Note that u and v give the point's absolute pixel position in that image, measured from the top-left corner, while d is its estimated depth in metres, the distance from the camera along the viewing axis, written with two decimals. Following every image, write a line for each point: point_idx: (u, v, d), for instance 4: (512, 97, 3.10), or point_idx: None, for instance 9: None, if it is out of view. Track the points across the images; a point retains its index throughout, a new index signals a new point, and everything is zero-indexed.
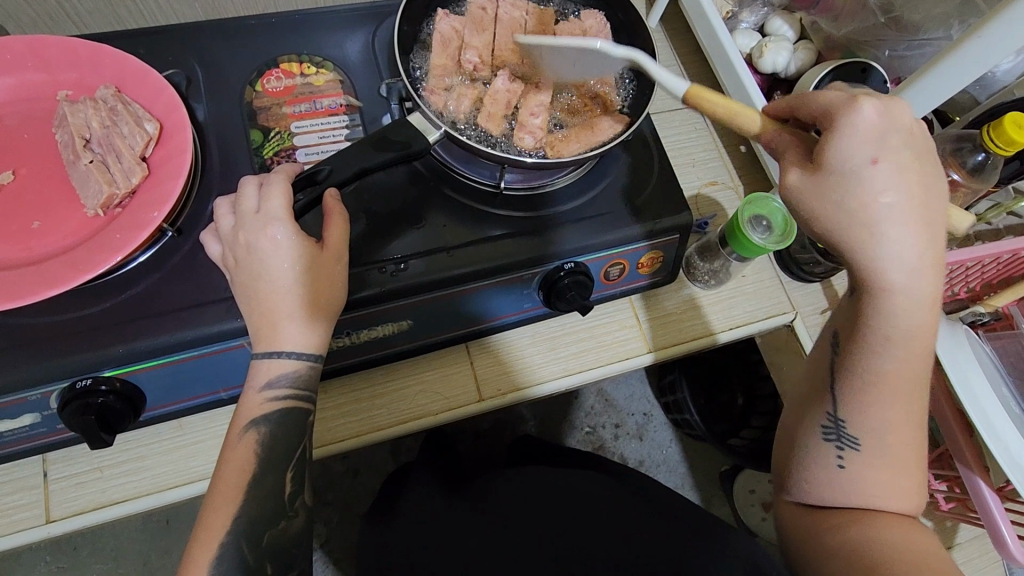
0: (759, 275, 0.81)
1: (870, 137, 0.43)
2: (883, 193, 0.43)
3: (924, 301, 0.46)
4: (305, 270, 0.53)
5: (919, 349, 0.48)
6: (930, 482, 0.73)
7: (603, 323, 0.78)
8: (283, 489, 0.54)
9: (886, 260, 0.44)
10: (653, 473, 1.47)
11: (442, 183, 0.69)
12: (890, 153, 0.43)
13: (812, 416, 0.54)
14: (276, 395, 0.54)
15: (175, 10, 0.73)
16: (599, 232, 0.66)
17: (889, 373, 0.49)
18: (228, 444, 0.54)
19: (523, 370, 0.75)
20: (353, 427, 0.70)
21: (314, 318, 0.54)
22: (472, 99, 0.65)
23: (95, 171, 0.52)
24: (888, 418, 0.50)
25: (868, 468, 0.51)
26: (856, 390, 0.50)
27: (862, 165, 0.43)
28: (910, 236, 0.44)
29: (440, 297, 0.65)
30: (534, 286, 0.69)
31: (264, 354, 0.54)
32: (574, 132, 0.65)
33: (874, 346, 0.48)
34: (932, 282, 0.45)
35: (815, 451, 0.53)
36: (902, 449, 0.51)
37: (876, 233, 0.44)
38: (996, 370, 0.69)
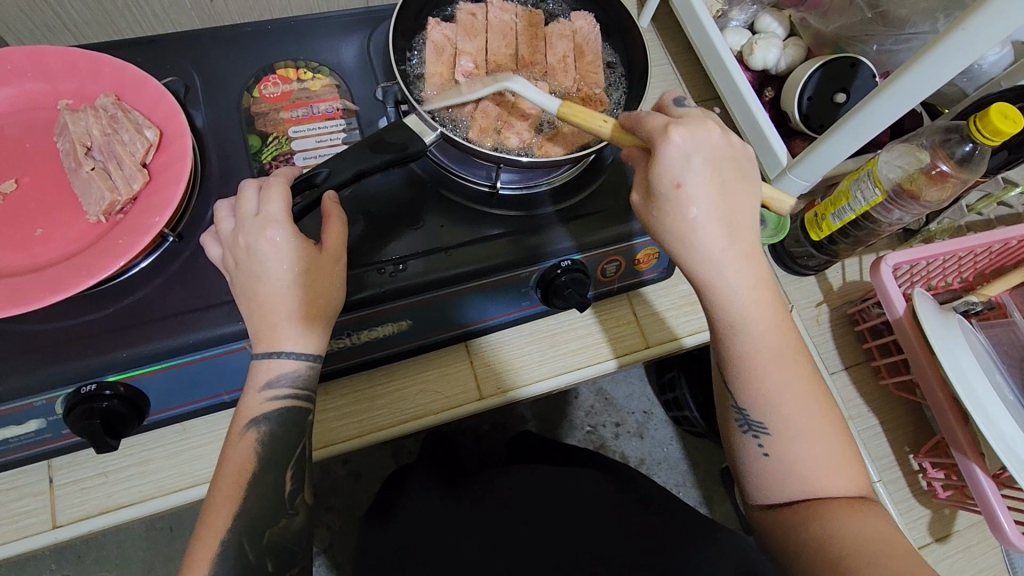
0: None
1: (673, 163, 0.48)
2: (689, 210, 0.49)
3: (748, 288, 0.52)
4: (303, 271, 0.54)
5: (771, 323, 0.53)
6: (928, 470, 0.75)
7: (600, 319, 0.79)
8: (283, 488, 0.55)
9: (706, 261, 0.51)
10: (654, 471, 1.47)
11: (439, 184, 0.69)
12: (690, 163, 0.48)
13: (726, 415, 0.57)
14: (277, 395, 0.55)
15: (171, 19, 0.74)
16: (595, 230, 0.67)
17: (757, 354, 0.52)
18: (230, 444, 0.54)
19: (522, 367, 0.76)
20: (355, 427, 0.71)
21: (312, 318, 0.54)
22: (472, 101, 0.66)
23: (96, 178, 0.53)
24: (784, 395, 0.53)
25: (787, 448, 0.53)
26: (741, 382, 0.54)
27: (668, 189, 0.49)
28: (719, 241, 0.50)
29: (438, 297, 0.65)
30: (532, 285, 0.70)
31: (265, 354, 0.54)
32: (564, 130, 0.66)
33: (736, 336, 0.52)
34: (746, 272, 0.51)
35: (741, 445, 0.56)
36: (813, 423, 0.53)
37: (694, 243, 0.50)
38: (989, 357, 0.70)
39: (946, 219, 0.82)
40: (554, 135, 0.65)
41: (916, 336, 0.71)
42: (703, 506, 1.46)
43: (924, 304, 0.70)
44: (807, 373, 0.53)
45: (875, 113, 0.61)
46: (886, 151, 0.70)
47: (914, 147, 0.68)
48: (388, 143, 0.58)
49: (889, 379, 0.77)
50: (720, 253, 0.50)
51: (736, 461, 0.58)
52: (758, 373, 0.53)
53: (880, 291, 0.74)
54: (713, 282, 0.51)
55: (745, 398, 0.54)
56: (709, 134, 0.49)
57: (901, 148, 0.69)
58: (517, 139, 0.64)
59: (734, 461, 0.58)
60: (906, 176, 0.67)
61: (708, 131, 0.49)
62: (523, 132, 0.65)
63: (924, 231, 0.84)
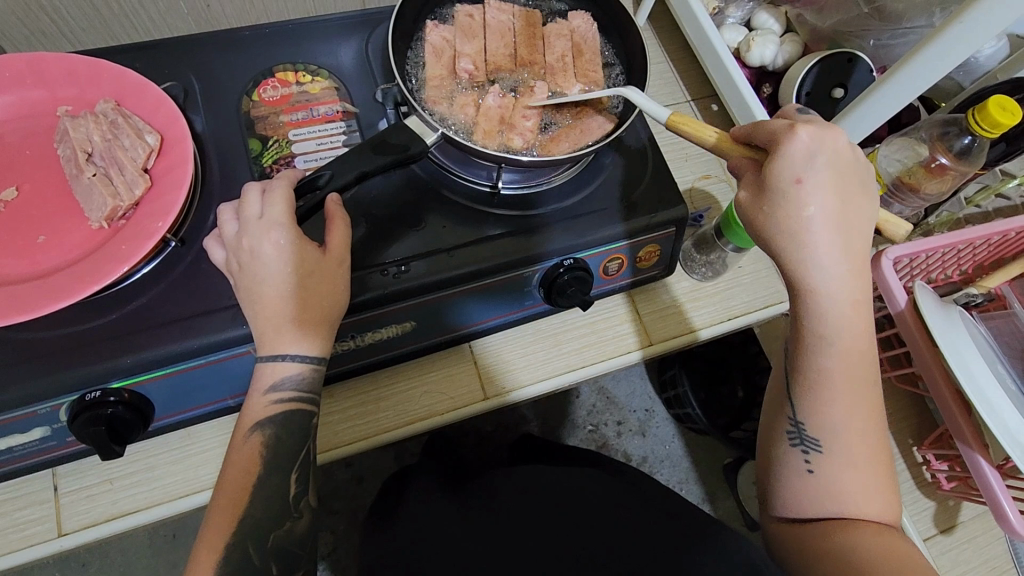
0: (756, 265, 0.82)
1: (797, 156, 0.48)
2: (808, 206, 0.48)
3: (848, 303, 0.50)
4: (307, 274, 0.54)
5: (858, 344, 0.50)
6: (932, 462, 0.75)
7: (604, 318, 0.79)
8: (288, 491, 0.55)
9: (815, 266, 0.49)
10: (656, 469, 1.48)
11: (440, 185, 0.69)
12: (817, 164, 0.48)
13: (777, 424, 0.55)
14: (280, 398, 0.55)
15: (168, 24, 0.74)
16: (596, 228, 0.67)
17: (834, 371, 0.51)
18: (234, 447, 0.54)
19: (526, 367, 0.76)
20: (359, 430, 0.71)
21: (317, 320, 0.54)
22: (469, 104, 0.66)
23: (98, 184, 0.53)
24: (847, 415, 0.51)
25: (835, 468, 0.51)
26: (808, 394, 0.52)
27: (788, 183, 0.48)
28: (830, 247, 0.49)
29: (443, 297, 0.65)
30: (535, 284, 0.70)
31: (270, 358, 0.54)
32: (565, 131, 0.66)
33: (823, 346, 0.50)
34: (850, 287, 0.50)
35: (786, 459, 0.54)
36: (863, 448, 0.51)
37: (804, 242, 0.49)
38: (990, 348, 0.70)
39: (944, 212, 0.83)
40: (555, 136, 0.65)
41: (918, 328, 0.71)
42: (706, 502, 1.46)
43: (925, 295, 0.70)
44: (874, 404, 0.52)
45: (870, 111, 0.62)
46: (884, 146, 0.71)
47: (913, 141, 0.69)
48: (389, 144, 0.58)
49: (890, 372, 0.78)
50: (828, 261, 0.49)
51: (769, 472, 0.55)
52: (829, 387, 0.51)
53: (881, 285, 0.75)
54: (814, 289, 0.49)
55: (807, 412, 0.52)
56: (837, 139, 0.48)
57: (900, 142, 0.70)
58: (519, 139, 0.64)
59: (767, 473, 0.56)
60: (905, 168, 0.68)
61: (836, 135, 0.48)
62: (524, 131, 0.65)
63: (922, 224, 0.84)
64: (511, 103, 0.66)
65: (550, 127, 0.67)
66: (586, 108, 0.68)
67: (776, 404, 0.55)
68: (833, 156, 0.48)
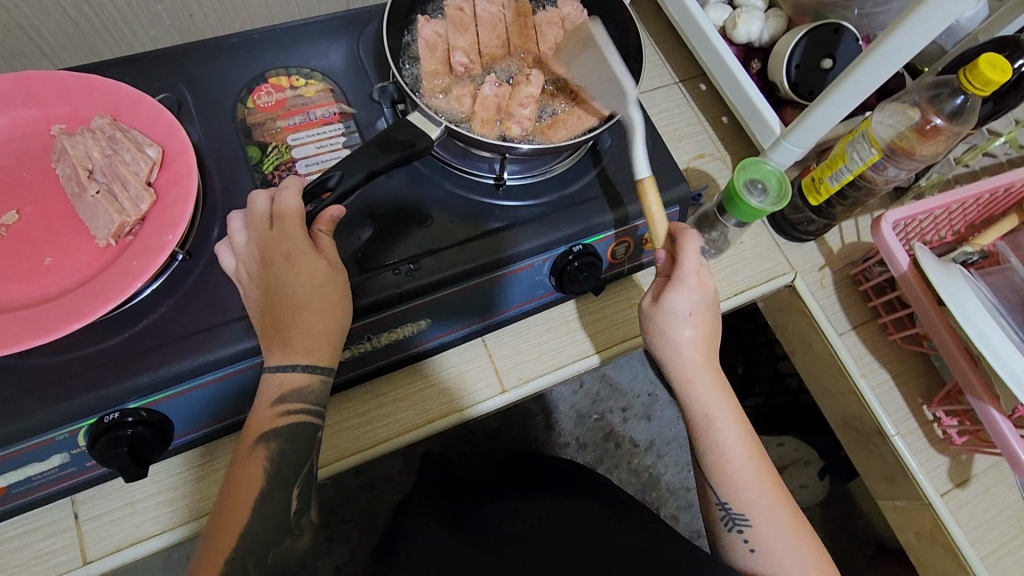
0: (757, 240, 0.85)
1: (678, 290, 0.61)
2: (684, 329, 0.62)
3: (720, 399, 0.64)
4: (319, 285, 0.53)
5: (738, 428, 0.63)
6: (942, 419, 0.77)
7: (614, 302, 0.79)
8: (289, 506, 0.53)
9: (692, 374, 0.63)
10: (664, 452, 1.49)
11: (443, 180, 0.69)
12: (695, 301, 0.62)
13: (710, 511, 0.64)
14: (286, 409, 0.54)
15: (151, 37, 0.72)
16: (603, 213, 0.68)
17: (729, 455, 0.62)
18: (238, 460, 0.53)
19: (541, 357, 0.76)
20: (379, 432, 0.70)
21: (324, 332, 0.53)
22: (467, 96, 0.66)
23: (103, 201, 0.51)
24: (756, 494, 0.61)
25: (769, 543, 0.60)
26: (720, 480, 0.62)
27: (672, 313, 0.62)
28: (699, 358, 0.63)
29: (456, 293, 0.65)
30: (545, 272, 0.70)
31: (277, 368, 0.53)
32: (565, 117, 0.66)
33: (712, 430, 0.63)
34: (718, 387, 0.64)
35: (729, 542, 0.62)
36: (784, 521, 0.61)
37: (683, 356, 0.63)
38: (996, 307, 0.71)
39: (935, 174, 0.85)
40: (554, 123, 0.66)
41: (922, 288, 0.72)
42: None
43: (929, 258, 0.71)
44: (775, 479, 0.63)
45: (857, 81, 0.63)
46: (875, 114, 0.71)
47: (904, 106, 0.70)
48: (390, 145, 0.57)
49: (896, 334, 0.79)
50: (701, 369, 0.63)
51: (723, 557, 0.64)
52: (733, 472, 0.62)
53: (882, 248, 0.76)
54: (691, 386, 0.63)
55: (727, 495, 0.62)
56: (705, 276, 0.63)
57: (891, 111, 0.71)
58: (518, 128, 0.64)
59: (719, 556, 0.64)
60: (899, 132, 0.69)
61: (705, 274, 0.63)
62: (521, 120, 0.64)
63: (914, 187, 0.86)
64: (508, 92, 0.66)
65: (548, 114, 0.67)
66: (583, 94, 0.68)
67: (702, 486, 0.65)
68: (703, 289, 0.62)
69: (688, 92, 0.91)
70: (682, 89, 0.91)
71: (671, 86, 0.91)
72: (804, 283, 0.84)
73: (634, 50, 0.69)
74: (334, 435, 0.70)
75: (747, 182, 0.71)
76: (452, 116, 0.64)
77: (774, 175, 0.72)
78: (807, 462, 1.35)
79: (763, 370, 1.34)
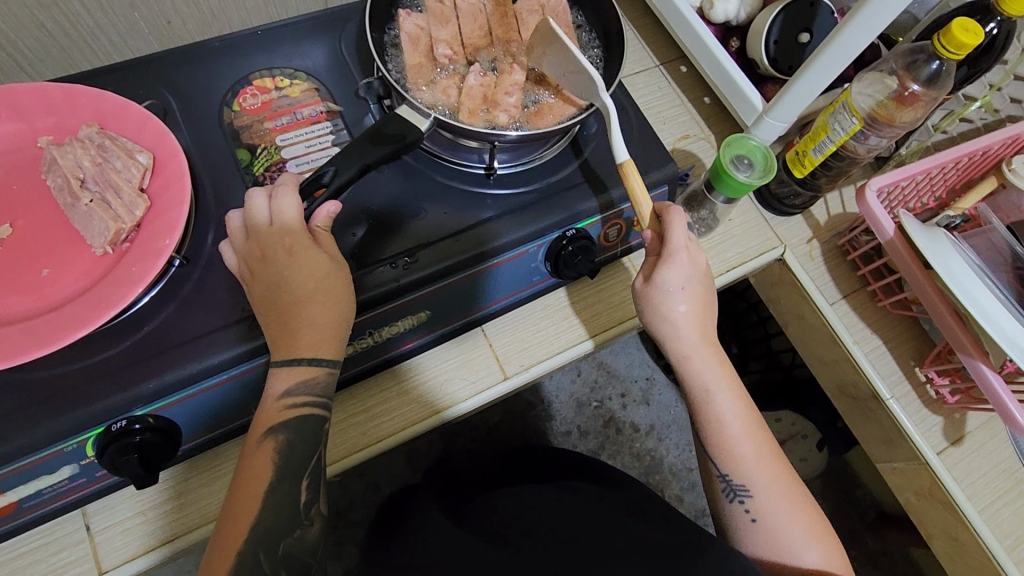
0: (745, 216, 0.86)
1: (671, 265, 0.62)
2: (678, 304, 0.64)
3: (718, 372, 0.65)
4: (321, 279, 0.54)
5: (736, 401, 0.65)
6: (934, 379, 0.79)
7: (609, 285, 0.80)
8: (299, 498, 0.53)
9: (688, 347, 0.64)
10: (664, 435, 1.50)
11: (433, 173, 0.70)
12: (687, 276, 0.63)
13: (712, 485, 0.64)
14: (293, 401, 0.54)
15: (130, 46, 0.72)
16: (593, 196, 0.68)
17: (727, 428, 0.64)
18: (247, 453, 0.53)
19: (540, 343, 0.76)
20: (385, 426, 0.71)
21: (331, 330, 0.54)
22: (453, 87, 0.66)
23: (97, 209, 0.52)
24: (755, 465, 0.62)
25: (769, 513, 0.60)
26: (720, 451, 0.63)
27: (667, 288, 0.63)
28: (694, 332, 0.65)
29: (453, 283, 0.66)
30: (540, 259, 0.71)
31: (284, 362, 0.53)
32: (551, 103, 0.67)
33: (711, 402, 0.64)
34: (715, 361, 0.65)
35: (730, 515, 0.63)
36: (784, 490, 0.62)
37: (679, 331, 0.64)
38: (983, 268, 0.73)
39: (914, 142, 0.87)
40: (540, 110, 0.66)
41: (908, 251, 0.74)
42: None
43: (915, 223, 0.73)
44: (774, 450, 0.64)
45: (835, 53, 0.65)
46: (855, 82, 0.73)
47: (882, 74, 0.72)
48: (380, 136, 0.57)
49: (886, 300, 0.81)
50: (698, 343, 0.65)
51: (726, 532, 0.64)
52: (732, 444, 0.63)
53: (867, 215, 0.77)
54: (688, 361, 0.65)
55: (728, 467, 0.63)
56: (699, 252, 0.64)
57: (871, 78, 0.72)
58: (505, 116, 0.64)
59: (722, 531, 0.64)
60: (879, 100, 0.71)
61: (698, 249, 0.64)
62: (509, 108, 0.65)
63: (895, 156, 0.88)
64: (493, 81, 0.66)
65: (534, 102, 0.68)
66: None
67: (703, 461, 0.66)
68: (696, 264, 0.64)
69: (670, 74, 0.92)
70: (663, 72, 0.92)
71: (652, 70, 0.92)
72: (794, 256, 0.85)
73: (615, 34, 0.70)
74: (340, 433, 0.70)
75: (734, 158, 0.72)
76: (439, 109, 0.65)
77: (760, 150, 0.73)
78: (805, 436, 1.37)
79: (757, 348, 1.36)
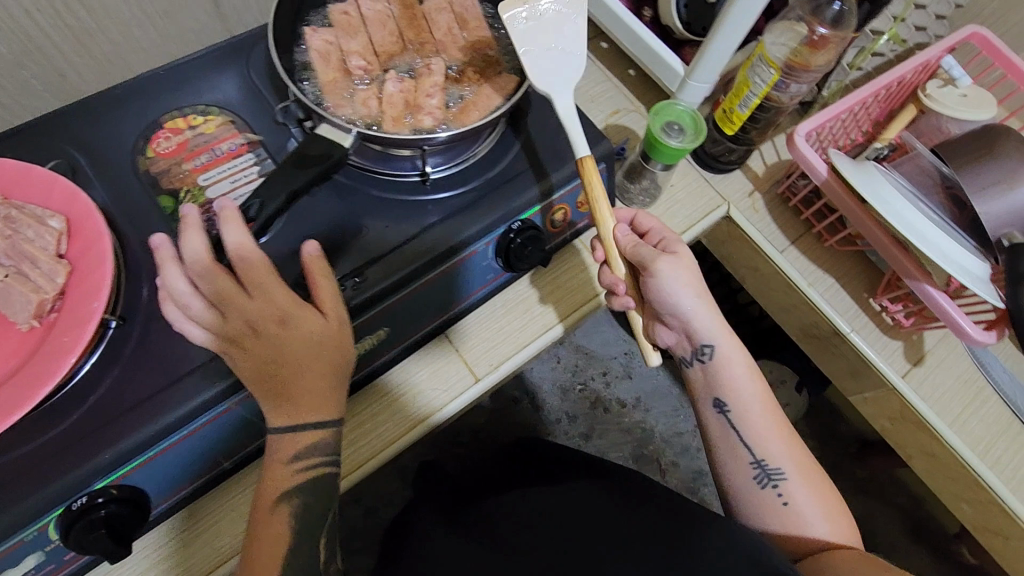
0: (687, 180, 0.87)
1: (684, 259, 0.65)
2: (699, 286, 0.65)
3: (742, 357, 0.67)
4: (320, 340, 0.54)
5: (760, 385, 0.67)
6: (888, 307, 0.81)
7: (565, 270, 0.80)
8: (318, 555, 0.55)
9: (710, 328, 0.66)
10: (651, 406, 1.52)
11: (369, 187, 0.68)
12: (694, 268, 0.66)
13: (740, 470, 0.65)
14: (302, 464, 0.55)
15: (28, 107, 0.68)
16: (532, 185, 0.68)
17: (751, 410, 0.66)
18: (260, 519, 0.54)
19: (506, 339, 0.76)
20: (364, 451, 0.70)
21: (325, 388, 0.55)
22: (373, 98, 0.64)
23: (15, 284, 0.49)
24: (780, 446, 0.64)
25: (801, 496, 0.62)
26: (752, 433, 0.65)
27: (684, 272, 0.64)
28: (715, 318, 0.67)
29: (407, 296, 0.65)
30: (491, 256, 0.70)
31: (287, 428, 0.54)
32: (475, 98, 0.66)
33: (736, 387, 0.66)
34: (738, 343, 0.67)
35: (760, 499, 0.63)
36: (811, 476, 0.64)
37: (700, 315, 0.66)
38: (914, 193, 0.76)
39: (833, 82, 0.89)
40: (465, 106, 0.65)
41: (844, 189, 0.76)
42: None
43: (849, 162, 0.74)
44: (795, 437, 0.66)
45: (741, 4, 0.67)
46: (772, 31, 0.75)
47: (791, 23, 0.73)
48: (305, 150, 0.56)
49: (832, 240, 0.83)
50: (716, 334, 0.67)
51: (750, 518, 0.64)
52: (759, 426, 0.65)
53: (800, 160, 0.79)
54: (716, 347, 0.67)
55: (761, 450, 0.64)
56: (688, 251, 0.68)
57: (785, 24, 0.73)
58: (430, 119, 0.63)
59: (746, 518, 0.64)
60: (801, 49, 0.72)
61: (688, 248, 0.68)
62: (433, 111, 0.64)
63: (819, 99, 0.91)
64: (412, 86, 0.65)
65: (458, 99, 0.67)
66: (488, 73, 0.68)
67: (729, 453, 0.66)
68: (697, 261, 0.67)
69: (591, 52, 0.93)
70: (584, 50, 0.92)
71: None
72: (740, 212, 0.87)
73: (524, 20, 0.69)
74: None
75: (664, 126, 0.73)
76: (363, 122, 0.63)
77: (687, 114, 0.74)
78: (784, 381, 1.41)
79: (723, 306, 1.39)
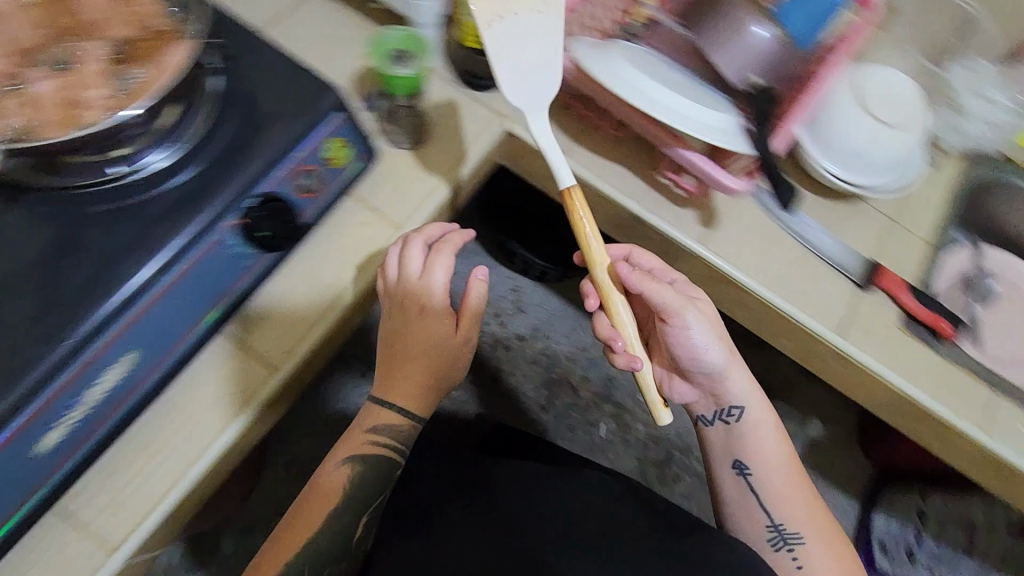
0: (458, 112, 0.82)
1: (714, 325, 0.73)
2: (715, 340, 0.72)
3: (776, 431, 0.76)
4: (436, 348, 0.72)
5: (784, 449, 0.76)
6: (675, 179, 0.81)
7: (333, 226, 0.74)
8: (349, 533, 0.70)
9: (720, 370, 0.74)
10: (549, 332, 1.46)
11: (76, 207, 0.60)
12: (709, 332, 0.72)
13: (758, 529, 0.73)
14: (381, 432, 0.73)
15: None
16: (247, 153, 0.64)
17: (773, 473, 0.74)
18: (326, 472, 0.71)
19: (288, 316, 0.70)
20: (147, 491, 0.63)
21: (426, 366, 0.72)
22: (53, 95, 0.56)
23: None
24: (807, 513, 0.72)
25: (818, 564, 0.70)
26: (779, 490, 0.73)
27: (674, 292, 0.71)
28: (746, 385, 0.76)
29: (136, 314, 0.59)
30: (232, 242, 0.64)
31: (379, 399, 0.73)
32: (147, 74, 0.58)
33: (755, 437, 0.76)
34: (764, 408, 0.76)
35: (778, 562, 0.71)
36: (828, 541, 0.71)
37: (703, 345, 0.72)
38: (653, 54, 0.76)
39: None
40: (134, 83, 0.57)
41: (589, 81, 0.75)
42: None
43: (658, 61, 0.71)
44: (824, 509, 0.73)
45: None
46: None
47: None
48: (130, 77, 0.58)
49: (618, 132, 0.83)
50: (745, 399, 0.76)
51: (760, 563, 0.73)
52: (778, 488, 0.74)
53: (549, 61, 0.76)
54: (756, 429, 0.76)
55: (780, 516, 0.72)
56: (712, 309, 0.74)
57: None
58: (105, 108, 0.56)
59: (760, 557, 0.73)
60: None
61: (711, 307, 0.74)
62: (101, 98, 0.57)
63: None
64: (78, 81, 0.57)
65: (129, 82, 0.58)
66: (154, 46, 0.59)
67: (745, 508, 0.74)
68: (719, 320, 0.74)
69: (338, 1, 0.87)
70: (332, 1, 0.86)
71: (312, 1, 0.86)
72: (518, 126, 0.82)
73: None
74: (135, 497, 0.63)
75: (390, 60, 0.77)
76: (28, 133, 0.55)
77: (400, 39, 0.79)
78: None
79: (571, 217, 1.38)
